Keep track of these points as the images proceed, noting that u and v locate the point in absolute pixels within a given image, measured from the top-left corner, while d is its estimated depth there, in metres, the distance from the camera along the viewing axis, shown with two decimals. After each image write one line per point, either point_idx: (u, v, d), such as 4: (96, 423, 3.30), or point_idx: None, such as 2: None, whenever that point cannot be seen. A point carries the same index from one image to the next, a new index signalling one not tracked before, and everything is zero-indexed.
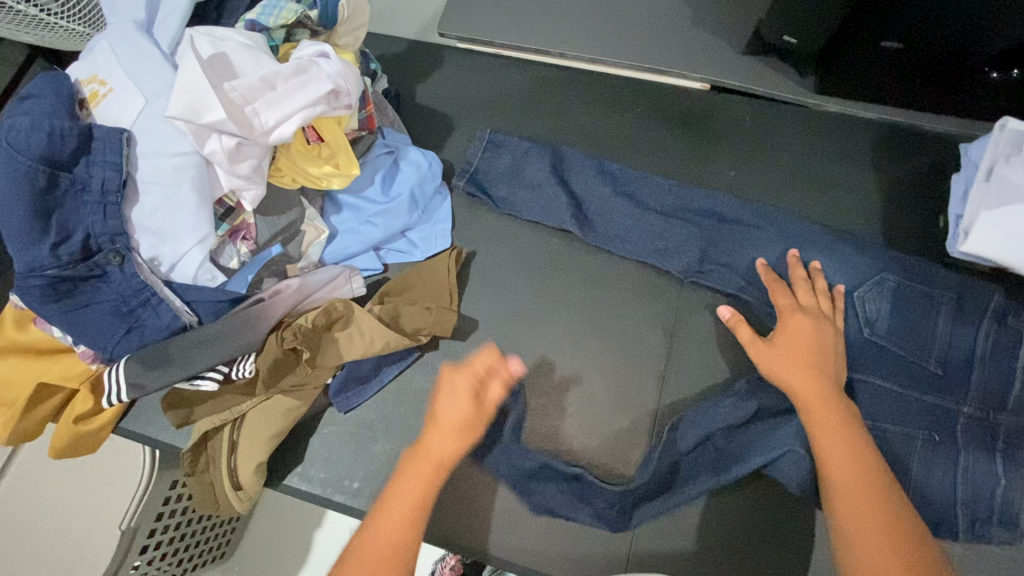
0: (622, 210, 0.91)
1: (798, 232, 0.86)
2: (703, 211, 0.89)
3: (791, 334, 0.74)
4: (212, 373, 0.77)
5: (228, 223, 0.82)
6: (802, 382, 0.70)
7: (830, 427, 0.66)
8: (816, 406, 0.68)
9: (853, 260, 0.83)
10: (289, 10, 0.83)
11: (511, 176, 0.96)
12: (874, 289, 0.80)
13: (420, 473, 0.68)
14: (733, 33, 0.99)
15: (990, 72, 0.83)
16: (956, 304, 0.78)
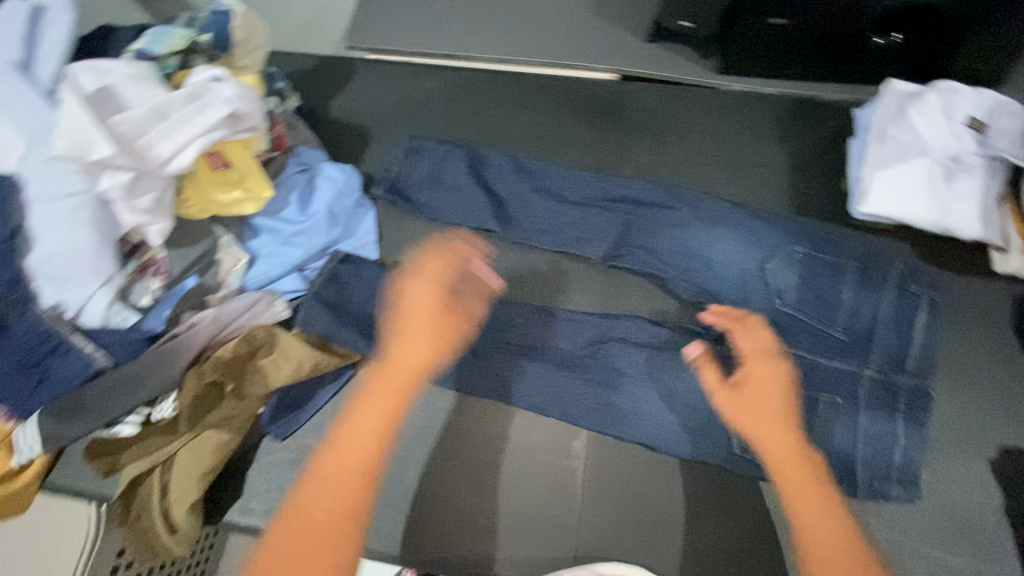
0: (538, 204, 0.92)
1: (711, 212, 0.89)
2: (618, 200, 0.91)
3: (755, 385, 0.68)
4: (132, 417, 0.78)
5: (135, 260, 0.79)
6: (773, 435, 0.64)
7: (799, 485, 0.62)
8: (785, 465, 0.63)
9: (761, 235, 0.86)
10: (179, 36, 0.82)
11: (429, 180, 0.95)
12: (786, 261, 0.84)
13: (370, 418, 0.60)
14: (635, 23, 1.01)
15: (874, 37, 0.87)
16: (860, 271, 0.83)
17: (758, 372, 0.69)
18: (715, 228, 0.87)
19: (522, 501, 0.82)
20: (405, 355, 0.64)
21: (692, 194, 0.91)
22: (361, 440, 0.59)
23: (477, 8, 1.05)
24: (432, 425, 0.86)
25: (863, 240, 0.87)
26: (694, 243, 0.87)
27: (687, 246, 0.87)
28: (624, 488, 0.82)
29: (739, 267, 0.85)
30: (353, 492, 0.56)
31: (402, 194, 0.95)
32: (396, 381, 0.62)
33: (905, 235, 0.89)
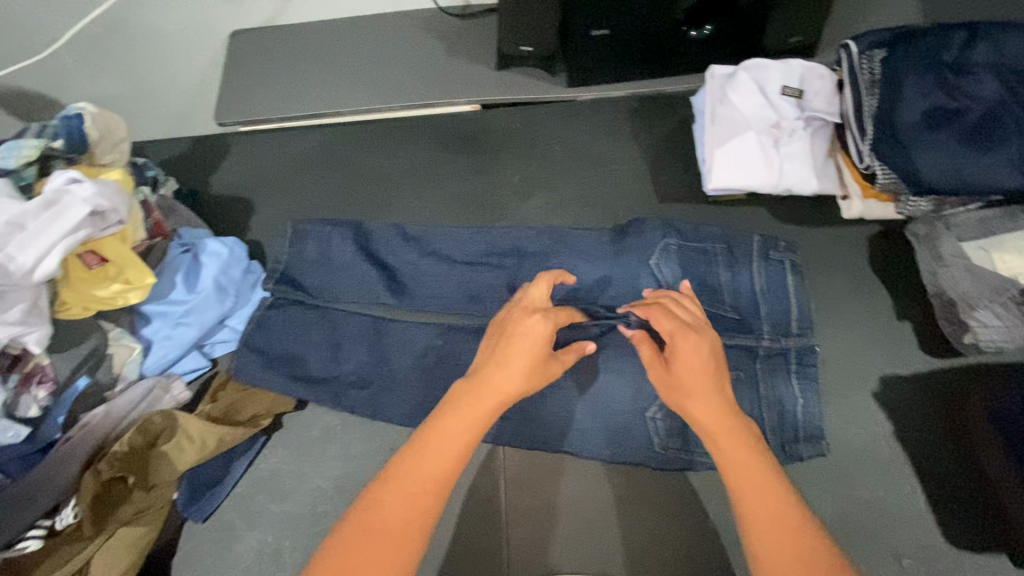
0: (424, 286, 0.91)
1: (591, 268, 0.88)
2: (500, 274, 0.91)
3: (691, 367, 0.61)
4: (35, 531, 0.75)
5: (17, 373, 0.77)
6: (713, 418, 0.59)
7: (745, 460, 0.57)
8: (734, 462, 0.57)
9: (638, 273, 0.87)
10: (31, 146, 0.83)
11: (322, 270, 0.92)
12: (663, 257, 0.86)
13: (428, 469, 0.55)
14: (484, 55, 1.08)
15: (690, 31, 0.95)
16: (727, 252, 0.88)
17: (687, 345, 0.62)
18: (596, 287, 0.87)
19: (450, 531, 0.82)
20: (449, 421, 0.57)
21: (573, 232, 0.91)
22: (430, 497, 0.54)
23: (337, 66, 1.10)
24: (351, 473, 0.86)
25: (715, 216, 0.95)
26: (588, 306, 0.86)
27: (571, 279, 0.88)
28: (548, 496, 0.83)
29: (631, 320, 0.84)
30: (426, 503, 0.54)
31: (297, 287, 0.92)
32: (475, 408, 0.58)
33: (759, 201, 0.96)
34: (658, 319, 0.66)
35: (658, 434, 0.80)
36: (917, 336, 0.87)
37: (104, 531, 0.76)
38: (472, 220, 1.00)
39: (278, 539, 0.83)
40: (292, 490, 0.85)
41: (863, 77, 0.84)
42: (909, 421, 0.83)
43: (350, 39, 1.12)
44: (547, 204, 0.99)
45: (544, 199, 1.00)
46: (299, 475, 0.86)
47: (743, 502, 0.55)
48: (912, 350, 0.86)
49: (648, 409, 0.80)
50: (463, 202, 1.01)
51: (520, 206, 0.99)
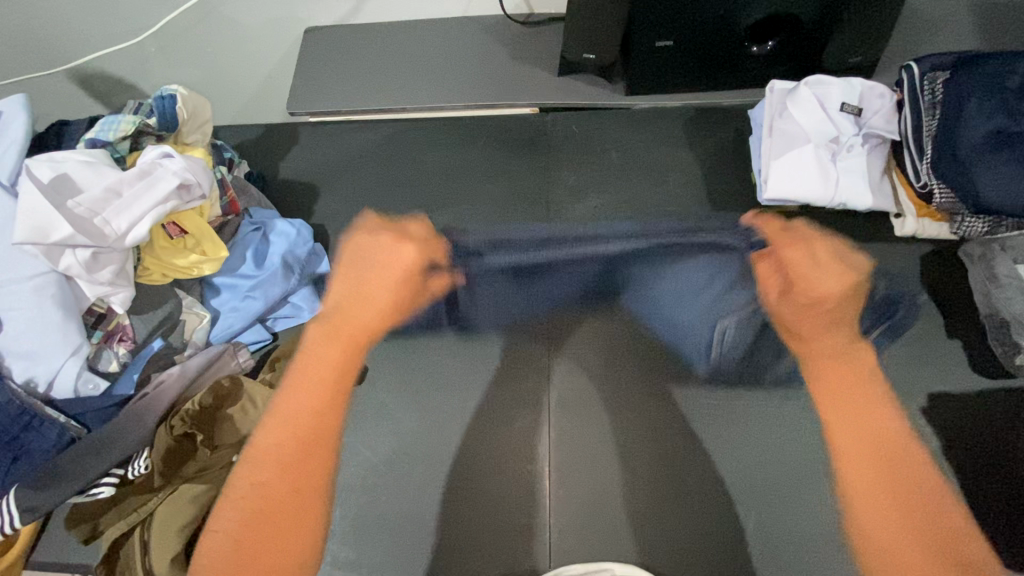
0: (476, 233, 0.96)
1: (670, 231, 0.92)
2: (568, 238, 0.93)
3: (814, 335, 0.70)
4: (108, 478, 0.78)
5: (101, 329, 0.84)
6: (854, 444, 0.61)
7: (849, 426, 0.62)
8: (865, 445, 0.61)
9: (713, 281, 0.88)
10: (127, 122, 0.90)
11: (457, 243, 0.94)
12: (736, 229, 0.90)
13: (281, 438, 0.62)
14: (545, 61, 1.12)
15: (752, 46, 0.98)
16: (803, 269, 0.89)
17: (807, 300, 0.73)
18: (681, 258, 0.90)
19: (496, 513, 0.83)
20: (298, 400, 0.65)
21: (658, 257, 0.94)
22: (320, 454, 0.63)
23: (404, 64, 1.15)
24: (400, 450, 0.88)
25: None
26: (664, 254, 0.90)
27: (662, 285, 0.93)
28: (594, 486, 0.84)
29: (707, 292, 0.88)
30: (290, 460, 0.62)
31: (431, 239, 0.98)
32: (316, 372, 0.67)
33: (812, 214, 0.97)
34: (786, 261, 0.77)
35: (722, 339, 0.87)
36: (967, 354, 0.87)
37: (169, 484, 0.80)
38: (528, 217, 1.03)
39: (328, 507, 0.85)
40: (344, 462, 0.88)
41: (926, 97, 0.86)
42: (958, 438, 0.83)
43: (418, 40, 1.17)
44: (600, 205, 1.02)
45: (599, 200, 1.03)
46: (351, 447, 0.89)
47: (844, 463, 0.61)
48: (961, 368, 0.87)
49: (720, 320, 0.86)
50: (519, 199, 1.05)
51: (575, 206, 1.03)
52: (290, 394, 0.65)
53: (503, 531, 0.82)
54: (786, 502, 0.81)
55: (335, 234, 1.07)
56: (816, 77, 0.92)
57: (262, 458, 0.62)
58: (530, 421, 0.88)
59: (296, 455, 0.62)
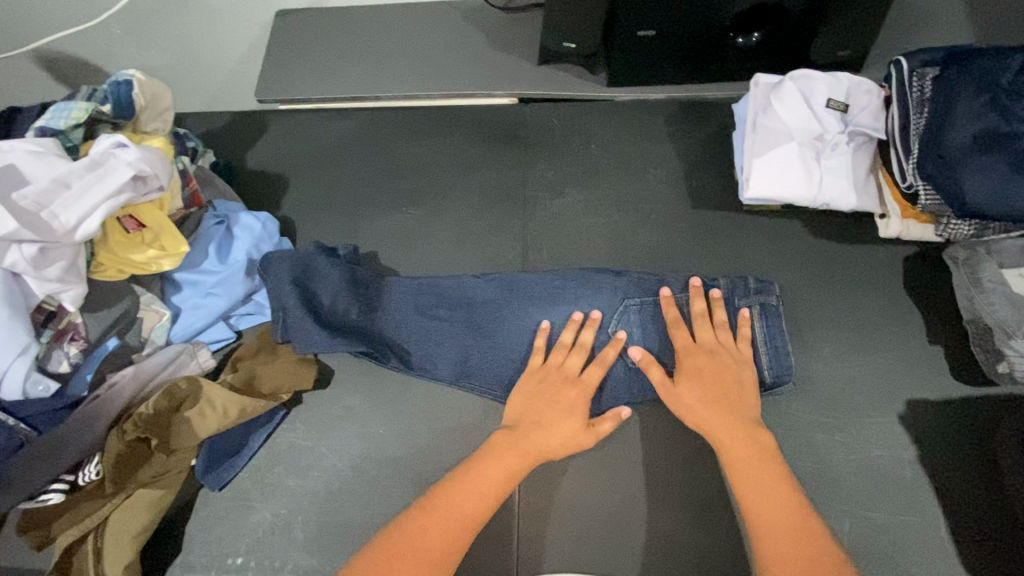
0: (396, 288, 0.92)
1: (544, 289, 0.90)
2: (488, 317, 0.89)
3: (690, 372, 0.79)
4: (57, 485, 0.77)
5: (51, 328, 0.80)
6: (701, 409, 0.76)
7: (693, 410, 0.76)
8: (714, 415, 0.75)
9: (612, 296, 0.88)
10: (81, 109, 0.84)
11: (368, 283, 0.92)
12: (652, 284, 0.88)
13: (500, 473, 0.73)
14: (526, 50, 1.08)
15: (737, 38, 0.94)
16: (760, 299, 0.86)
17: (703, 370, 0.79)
18: (553, 307, 0.88)
19: None
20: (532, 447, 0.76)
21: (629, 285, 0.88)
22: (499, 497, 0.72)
23: (378, 52, 1.11)
24: (366, 454, 0.85)
25: (747, 225, 0.94)
26: (548, 296, 0.89)
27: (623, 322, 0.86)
28: (562, 493, 0.81)
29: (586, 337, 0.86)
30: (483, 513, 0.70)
31: (363, 280, 0.91)
32: (508, 461, 0.74)
33: (794, 214, 0.95)
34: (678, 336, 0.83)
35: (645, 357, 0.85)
36: (948, 362, 0.85)
37: (122, 491, 0.77)
38: (504, 214, 0.99)
39: (291, 514, 0.83)
40: (309, 466, 0.86)
41: (914, 94, 0.84)
42: (934, 446, 0.81)
43: (394, 25, 1.12)
44: (579, 202, 0.99)
45: (578, 196, 0.99)
46: (315, 450, 0.87)
47: (751, 501, 0.69)
48: (943, 375, 0.85)
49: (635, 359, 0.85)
50: (495, 195, 1.01)
51: (553, 203, 0.99)
52: (562, 432, 0.77)
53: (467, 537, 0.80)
54: None
55: (304, 228, 1.03)
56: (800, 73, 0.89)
57: (459, 501, 0.70)
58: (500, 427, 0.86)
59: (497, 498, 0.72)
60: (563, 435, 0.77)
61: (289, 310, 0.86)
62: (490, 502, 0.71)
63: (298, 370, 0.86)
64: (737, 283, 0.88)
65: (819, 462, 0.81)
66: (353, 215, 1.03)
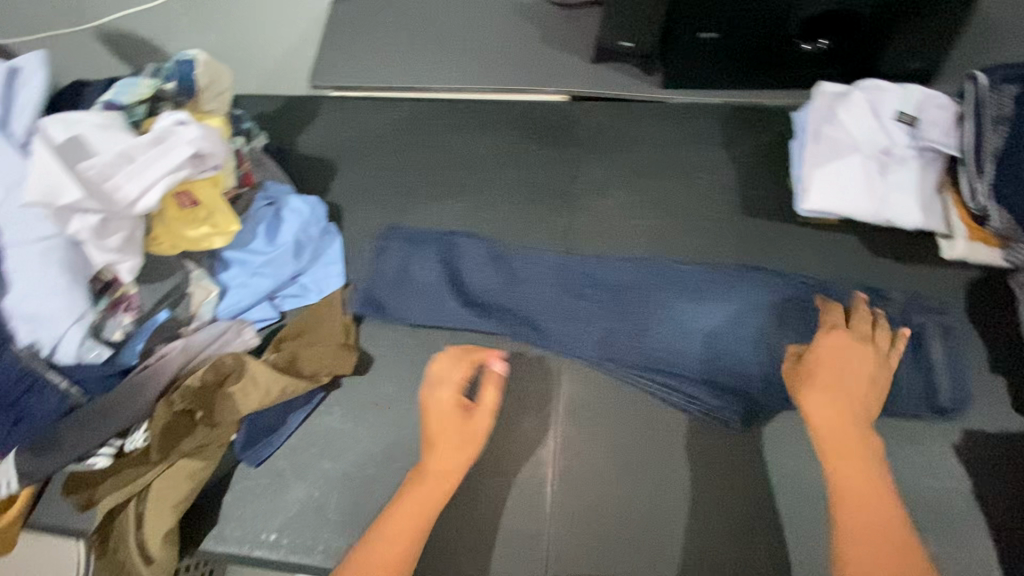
0: (535, 264, 0.93)
1: (678, 278, 0.88)
2: (633, 302, 0.88)
3: (851, 364, 0.71)
4: (105, 448, 0.80)
5: (107, 297, 0.82)
6: (820, 411, 0.68)
7: (820, 407, 0.68)
8: (830, 417, 0.67)
9: (762, 294, 0.85)
10: (146, 86, 0.87)
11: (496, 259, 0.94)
12: (788, 284, 0.86)
13: (427, 497, 0.72)
14: (581, 47, 1.06)
15: (802, 44, 0.91)
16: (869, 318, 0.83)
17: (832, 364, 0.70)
18: (685, 297, 0.86)
19: (493, 516, 0.80)
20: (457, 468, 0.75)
21: (751, 282, 0.86)
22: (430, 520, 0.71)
23: (431, 43, 1.11)
24: (400, 442, 0.86)
25: (803, 236, 0.91)
26: (698, 287, 0.87)
27: (755, 320, 0.83)
28: (596, 497, 0.80)
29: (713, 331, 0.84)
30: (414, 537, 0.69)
31: (503, 256, 0.94)
32: (421, 493, 0.72)
33: (852, 228, 0.92)
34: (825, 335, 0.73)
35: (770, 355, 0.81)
36: (1009, 392, 0.82)
37: (165, 460, 0.79)
38: (549, 211, 0.98)
39: (324, 495, 0.84)
40: (344, 449, 0.86)
41: (989, 111, 0.80)
42: (989, 479, 0.78)
43: (448, 17, 1.13)
44: (627, 203, 0.97)
45: (627, 197, 0.97)
46: (351, 433, 0.87)
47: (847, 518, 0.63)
48: (1002, 406, 0.81)
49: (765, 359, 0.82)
50: (541, 191, 1.00)
51: (600, 202, 0.97)
52: (450, 468, 0.74)
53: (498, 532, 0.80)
54: (801, 533, 0.75)
55: (349, 214, 1.04)
56: (868, 82, 0.86)
57: (393, 522, 0.70)
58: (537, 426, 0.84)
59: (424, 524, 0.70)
60: (468, 459, 0.75)
61: (429, 287, 0.93)
62: (418, 525, 0.70)
63: (339, 354, 0.88)
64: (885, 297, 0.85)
65: None
66: (398, 204, 1.03)
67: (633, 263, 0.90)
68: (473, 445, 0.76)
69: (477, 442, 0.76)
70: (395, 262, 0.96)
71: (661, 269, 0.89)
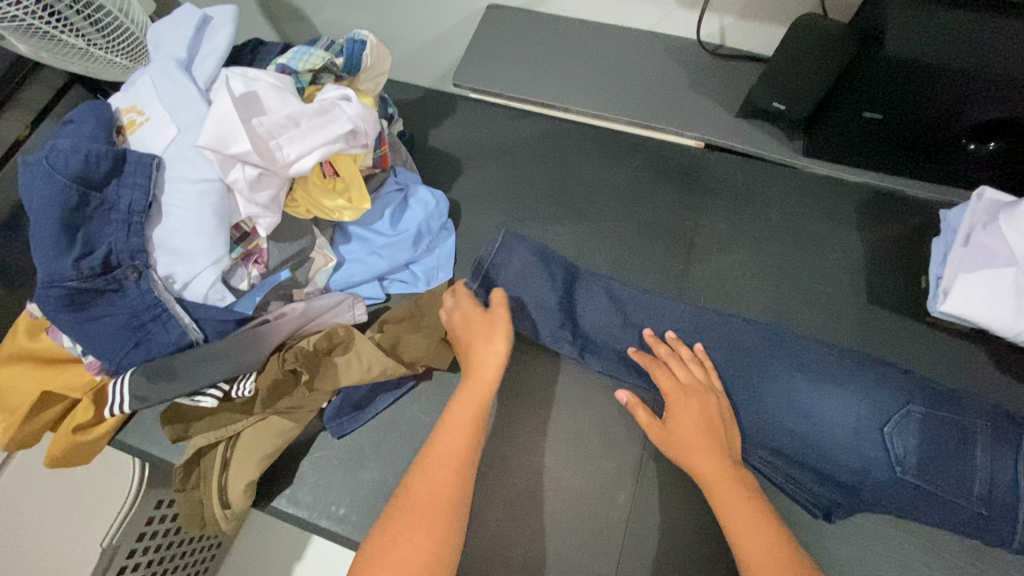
0: (663, 312, 0.90)
1: (816, 362, 0.82)
2: (750, 364, 0.84)
3: (680, 414, 0.77)
4: (213, 391, 0.80)
5: (241, 247, 0.86)
6: (704, 462, 0.72)
7: (699, 455, 0.72)
8: (697, 444, 0.73)
9: (885, 388, 0.78)
10: (318, 56, 0.91)
11: (628, 299, 0.92)
12: (940, 396, 0.77)
13: (466, 412, 0.72)
14: (727, 100, 1.06)
15: (969, 143, 0.88)
16: (991, 431, 0.74)
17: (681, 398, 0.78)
18: (822, 381, 0.81)
19: (560, 545, 0.80)
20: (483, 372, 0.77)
21: (907, 381, 0.78)
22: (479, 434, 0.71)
23: (578, 65, 1.12)
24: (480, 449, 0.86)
25: (925, 336, 0.88)
26: (823, 369, 0.81)
27: (897, 424, 0.76)
28: (668, 550, 0.79)
29: (852, 428, 0.78)
30: (461, 473, 0.67)
31: (624, 298, 0.92)
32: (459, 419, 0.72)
33: (983, 339, 0.87)
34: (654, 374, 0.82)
35: (902, 463, 0.75)
36: None
37: (262, 413, 0.81)
38: (666, 254, 0.98)
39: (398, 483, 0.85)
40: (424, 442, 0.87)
41: None
42: None
43: (600, 43, 1.14)
44: (746, 263, 0.96)
45: (747, 257, 0.96)
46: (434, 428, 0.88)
47: (737, 537, 0.65)
48: None
49: (901, 467, 0.75)
50: (659, 232, 1.00)
51: (719, 257, 0.97)
52: (483, 360, 0.78)
53: (563, 562, 0.79)
54: None
55: (467, 213, 1.06)
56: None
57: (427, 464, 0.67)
58: (618, 463, 0.84)
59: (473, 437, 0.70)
60: (496, 355, 0.79)
61: (546, 309, 0.91)
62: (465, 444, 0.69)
63: (438, 349, 0.88)
64: None
65: None
66: (516, 214, 1.05)
67: (767, 326, 0.87)
68: (498, 342, 0.79)
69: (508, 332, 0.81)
70: (513, 273, 0.94)
71: (806, 344, 0.84)
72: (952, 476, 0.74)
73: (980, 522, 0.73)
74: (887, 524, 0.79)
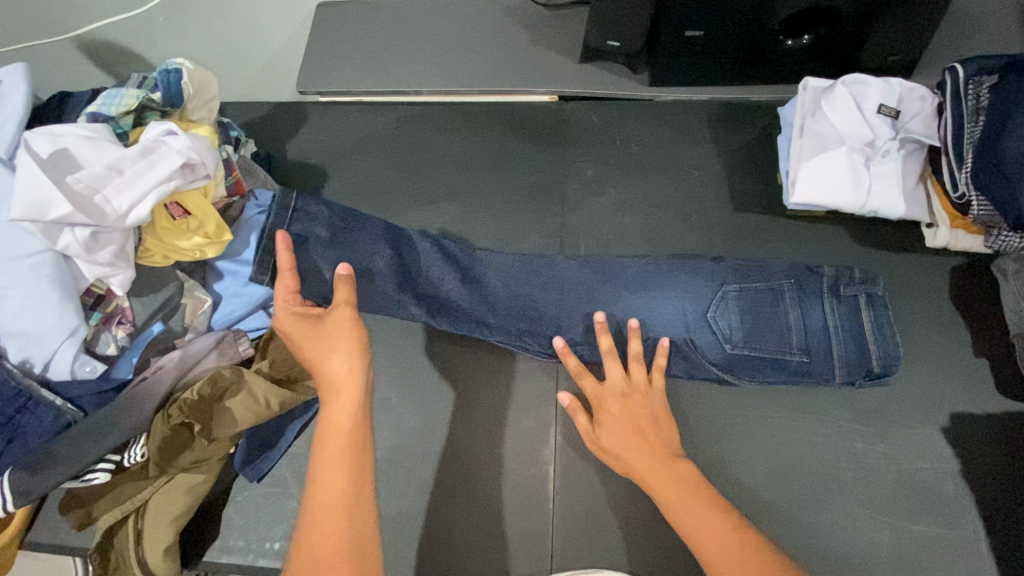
0: (492, 273, 0.92)
1: (636, 277, 0.89)
2: (607, 289, 0.89)
3: (612, 413, 0.76)
4: (103, 464, 0.79)
5: (100, 312, 0.82)
6: (641, 458, 0.72)
7: (640, 456, 0.73)
8: (631, 442, 0.74)
9: (699, 281, 0.87)
10: (131, 96, 0.85)
11: (465, 259, 0.93)
12: (755, 273, 0.86)
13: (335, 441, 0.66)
14: (568, 48, 1.07)
15: (786, 40, 0.92)
16: (796, 288, 0.85)
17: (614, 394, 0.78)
18: (648, 291, 0.88)
19: (497, 514, 0.82)
20: (342, 388, 0.68)
21: (727, 271, 0.87)
22: (364, 464, 0.66)
23: (418, 46, 1.10)
24: (402, 446, 0.87)
25: (790, 228, 0.93)
26: (644, 280, 0.88)
27: (714, 307, 0.85)
28: (597, 490, 0.82)
29: (683, 321, 0.86)
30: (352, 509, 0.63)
31: (456, 259, 0.93)
32: (332, 450, 0.66)
33: (839, 217, 0.93)
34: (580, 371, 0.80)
35: (727, 334, 0.84)
36: (992, 375, 0.83)
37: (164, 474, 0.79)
38: (542, 212, 0.99)
39: None
40: None
41: (969, 102, 0.80)
42: (977, 461, 0.79)
43: (435, 21, 1.12)
44: (618, 202, 0.98)
45: (618, 195, 0.99)
46: None
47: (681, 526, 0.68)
48: (986, 390, 0.82)
49: (729, 343, 0.84)
50: (531, 193, 1.01)
51: (592, 202, 0.99)
52: (337, 376, 0.68)
53: (502, 529, 0.81)
54: (797, 519, 0.77)
55: None
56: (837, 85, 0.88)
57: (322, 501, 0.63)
58: (537, 422, 0.86)
59: (355, 457, 0.66)
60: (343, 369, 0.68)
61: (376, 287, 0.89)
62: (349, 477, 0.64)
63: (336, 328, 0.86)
64: (841, 272, 0.85)
65: (861, 472, 0.79)
66: (391, 208, 1.03)
67: (633, 257, 0.91)
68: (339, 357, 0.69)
69: (359, 342, 0.69)
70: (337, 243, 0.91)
71: (650, 262, 0.90)
72: (796, 347, 0.83)
73: (829, 375, 0.82)
74: (792, 410, 0.83)
